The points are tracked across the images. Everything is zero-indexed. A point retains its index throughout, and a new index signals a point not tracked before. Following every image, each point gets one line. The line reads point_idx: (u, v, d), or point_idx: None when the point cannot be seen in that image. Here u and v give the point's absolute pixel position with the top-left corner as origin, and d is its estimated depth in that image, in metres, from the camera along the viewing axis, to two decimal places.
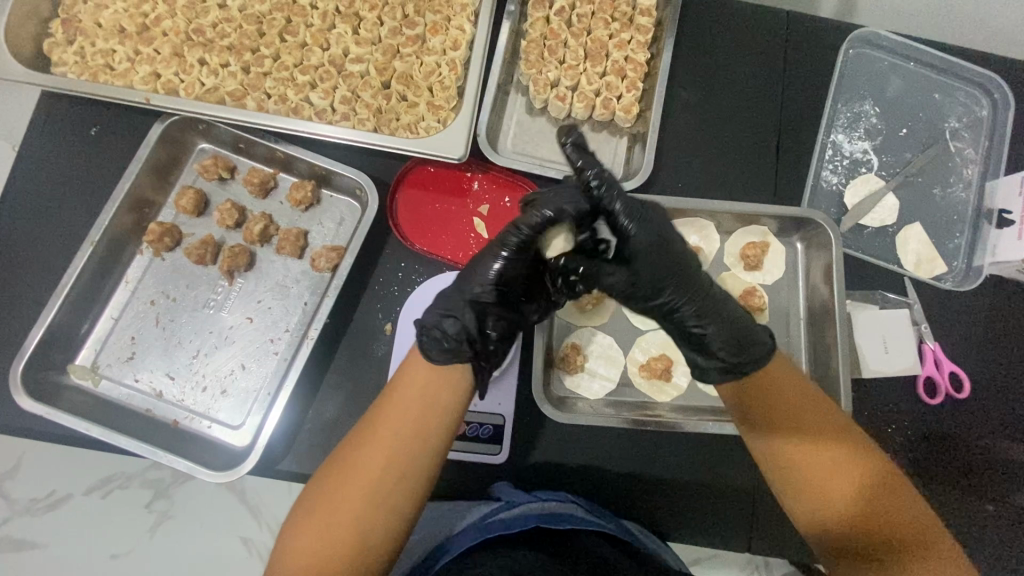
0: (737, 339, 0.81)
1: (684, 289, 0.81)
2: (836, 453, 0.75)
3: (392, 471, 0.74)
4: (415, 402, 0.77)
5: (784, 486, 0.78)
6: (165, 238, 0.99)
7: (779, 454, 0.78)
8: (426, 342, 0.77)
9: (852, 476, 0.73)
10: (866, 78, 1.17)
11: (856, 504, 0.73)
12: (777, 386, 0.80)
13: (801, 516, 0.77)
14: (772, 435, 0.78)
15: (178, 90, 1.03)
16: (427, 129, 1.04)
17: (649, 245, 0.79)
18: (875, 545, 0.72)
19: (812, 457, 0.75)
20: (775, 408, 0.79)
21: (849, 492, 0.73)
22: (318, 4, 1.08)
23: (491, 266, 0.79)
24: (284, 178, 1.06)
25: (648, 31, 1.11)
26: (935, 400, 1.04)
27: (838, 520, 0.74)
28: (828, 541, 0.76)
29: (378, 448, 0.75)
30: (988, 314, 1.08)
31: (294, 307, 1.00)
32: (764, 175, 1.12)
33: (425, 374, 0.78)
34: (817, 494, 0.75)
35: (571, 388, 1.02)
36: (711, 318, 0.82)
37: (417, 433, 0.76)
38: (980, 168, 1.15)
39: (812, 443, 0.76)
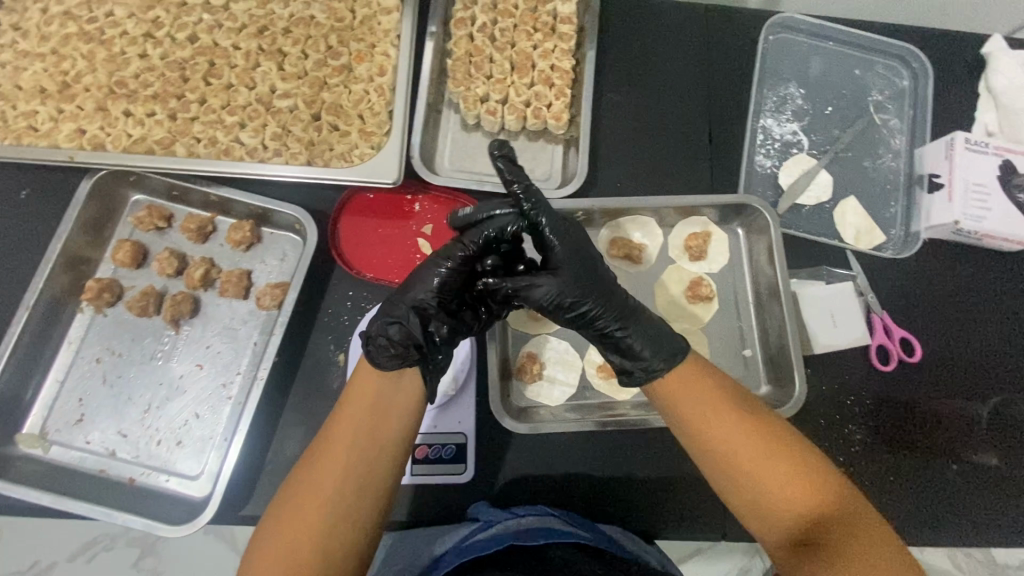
0: (658, 341, 0.83)
1: (603, 297, 0.84)
2: (771, 442, 0.76)
3: (351, 483, 0.74)
4: (367, 414, 0.77)
5: (727, 482, 0.77)
6: (105, 294, 0.97)
7: (713, 449, 0.78)
8: (373, 345, 0.78)
9: (790, 464, 0.74)
10: (788, 62, 1.20)
11: (796, 487, 0.73)
12: (706, 382, 0.81)
13: (749, 512, 0.76)
14: (710, 430, 0.78)
15: (105, 144, 1.02)
16: (362, 156, 1.04)
17: (570, 256, 0.82)
18: (818, 532, 0.72)
19: (750, 448, 0.76)
20: (709, 404, 0.79)
21: (782, 479, 0.74)
22: (240, 44, 1.08)
23: (433, 274, 0.81)
24: (223, 220, 1.05)
25: (570, 38, 1.12)
26: (890, 366, 1.05)
27: (781, 510, 0.74)
28: (776, 535, 0.74)
29: (335, 462, 0.74)
30: (931, 276, 1.11)
31: (244, 348, 0.99)
32: (700, 166, 1.14)
33: (376, 385, 0.79)
34: (763, 486, 0.74)
35: (531, 397, 1.02)
36: (633, 324, 0.84)
37: (372, 444, 0.76)
38: (907, 137, 1.18)
39: (748, 434, 0.77)
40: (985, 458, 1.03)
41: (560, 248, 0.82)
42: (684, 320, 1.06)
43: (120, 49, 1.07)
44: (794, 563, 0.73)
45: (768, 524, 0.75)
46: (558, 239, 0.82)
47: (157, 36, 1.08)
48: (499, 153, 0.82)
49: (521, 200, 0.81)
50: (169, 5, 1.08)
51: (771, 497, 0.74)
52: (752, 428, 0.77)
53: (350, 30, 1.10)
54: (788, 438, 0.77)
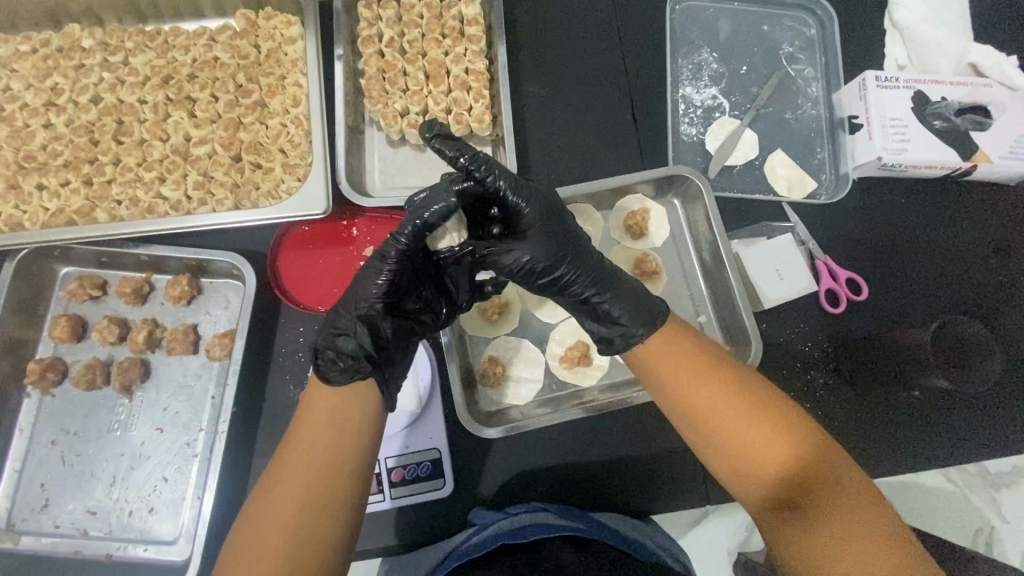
0: (636, 302, 0.83)
1: (574, 262, 0.83)
2: (760, 407, 0.74)
3: (318, 499, 0.70)
4: (325, 433, 0.72)
5: (713, 445, 0.75)
6: (48, 373, 0.95)
7: (694, 414, 0.76)
8: (319, 363, 0.74)
9: (768, 425, 0.73)
10: (698, 29, 1.22)
11: (776, 447, 0.72)
12: (682, 347, 0.80)
13: (735, 477, 0.75)
14: (697, 397, 0.76)
15: (22, 222, 0.99)
16: (289, 190, 1.03)
17: (535, 223, 0.82)
18: (806, 495, 0.70)
19: (738, 415, 0.74)
20: (695, 372, 0.77)
21: (763, 439, 0.72)
22: (147, 98, 1.06)
23: (375, 277, 0.78)
24: (159, 278, 1.03)
25: (480, 39, 1.12)
26: (840, 308, 1.09)
27: (768, 475, 0.72)
28: (763, 499, 0.73)
29: (298, 480, 0.70)
30: (866, 214, 1.14)
31: (203, 403, 0.97)
32: (628, 144, 1.15)
33: (330, 400, 0.74)
34: (745, 450, 0.73)
35: (499, 401, 1.01)
36: (607, 286, 0.84)
37: (339, 456, 0.72)
38: (823, 83, 1.21)
39: (725, 399, 0.75)
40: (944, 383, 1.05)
41: (525, 213, 0.81)
42: None
43: (23, 123, 1.04)
44: (782, 528, 0.71)
45: (754, 487, 0.73)
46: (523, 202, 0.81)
47: (59, 103, 1.05)
48: (432, 134, 0.81)
49: (471, 171, 0.78)
50: (65, 70, 1.05)
51: (755, 461, 0.73)
52: (729, 392, 0.75)
53: (256, 65, 1.09)
54: (780, 405, 0.75)
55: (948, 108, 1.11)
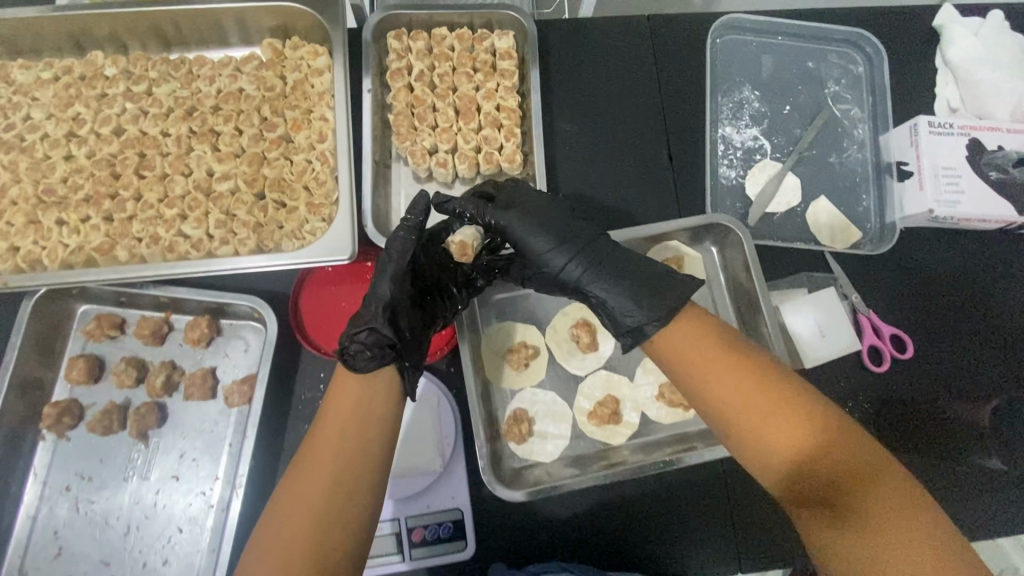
0: (645, 283, 0.80)
1: (568, 253, 0.83)
2: (779, 394, 0.68)
3: (340, 486, 0.70)
4: (354, 415, 0.75)
5: (731, 432, 0.70)
6: (64, 417, 0.93)
7: (714, 402, 0.71)
8: (349, 353, 0.76)
9: (794, 418, 0.66)
10: (738, 65, 1.17)
11: (805, 443, 0.65)
12: (701, 334, 0.74)
13: (762, 471, 0.69)
14: (710, 383, 0.71)
15: (41, 259, 0.96)
16: (313, 231, 1.00)
17: (516, 219, 0.84)
18: (835, 489, 0.63)
19: (754, 401, 0.68)
20: (710, 359, 0.72)
21: (788, 433, 0.66)
22: (170, 130, 1.03)
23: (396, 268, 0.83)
24: (178, 318, 1.00)
25: (512, 74, 1.08)
26: (883, 367, 1.04)
27: (784, 464, 0.66)
28: (796, 497, 0.66)
29: (321, 468, 0.70)
30: (914, 267, 1.08)
31: (220, 451, 0.95)
32: (664, 187, 1.10)
33: (357, 387, 0.77)
34: (769, 442, 0.67)
35: (526, 457, 0.96)
36: (605, 275, 0.81)
37: (359, 445, 0.73)
38: (870, 125, 1.16)
39: (745, 387, 0.69)
40: (1000, 464, 0.99)
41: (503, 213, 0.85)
42: None
43: (44, 154, 1.01)
44: (814, 529, 0.65)
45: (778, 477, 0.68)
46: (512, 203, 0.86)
47: (80, 134, 1.02)
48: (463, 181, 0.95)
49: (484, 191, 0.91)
50: (87, 99, 1.02)
51: (782, 455, 0.66)
52: (750, 380, 0.69)
53: (282, 97, 1.05)
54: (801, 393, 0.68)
55: (1006, 159, 1.05)
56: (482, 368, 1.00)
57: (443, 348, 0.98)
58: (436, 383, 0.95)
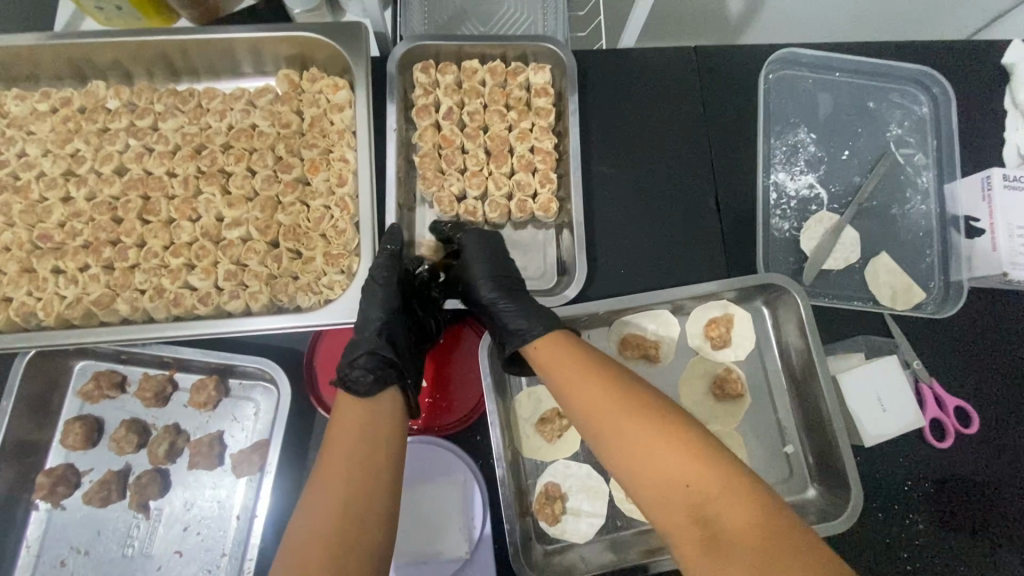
0: (534, 320, 0.79)
1: (492, 276, 0.84)
2: (645, 408, 0.67)
3: (356, 512, 0.64)
4: (360, 437, 0.69)
5: (600, 447, 0.68)
6: (59, 487, 0.86)
7: (589, 417, 0.69)
8: (350, 376, 0.72)
9: (656, 431, 0.65)
10: (794, 103, 1.07)
11: (665, 456, 0.63)
12: (578, 356, 0.74)
13: (633, 487, 0.65)
14: (577, 394, 0.70)
15: (36, 312, 0.88)
16: (331, 285, 0.90)
17: (471, 245, 0.88)
18: (700, 500, 0.61)
19: (615, 412, 0.67)
20: (577, 373, 0.71)
21: (650, 446, 0.64)
22: (176, 170, 0.95)
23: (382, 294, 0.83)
24: (183, 376, 0.93)
25: (549, 112, 0.99)
26: (946, 443, 0.95)
27: (650, 479, 0.63)
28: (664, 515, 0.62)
29: (336, 495, 0.64)
30: (980, 332, 1.00)
31: (226, 526, 0.87)
32: (711, 238, 1.01)
33: (359, 410, 0.72)
34: (637, 457, 0.64)
35: (557, 538, 0.89)
36: (514, 299, 0.82)
37: (371, 467, 0.67)
38: (935, 172, 1.06)
39: (611, 401, 0.68)
40: None
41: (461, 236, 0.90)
42: (714, 421, 0.96)
43: (40, 195, 0.93)
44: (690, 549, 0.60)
45: (653, 498, 0.63)
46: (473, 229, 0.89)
47: (80, 173, 0.94)
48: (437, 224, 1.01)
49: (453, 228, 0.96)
50: (88, 135, 0.95)
51: (647, 469, 0.63)
52: (618, 397, 0.68)
53: (299, 135, 0.97)
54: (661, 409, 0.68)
55: None
56: (512, 435, 0.93)
57: (473, 416, 0.91)
58: (465, 459, 0.88)
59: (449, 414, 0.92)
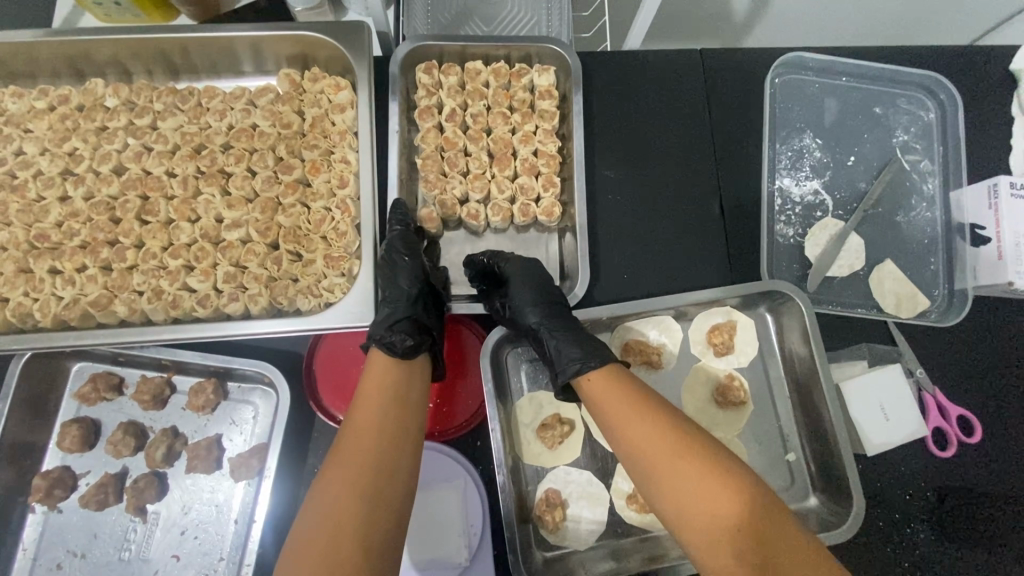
0: (587, 353, 0.79)
1: (538, 305, 0.84)
2: (698, 452, 0.69)
3: (385, 460, 0.68)
4: (389, 390, 0.74)
5: (651, 487, 0.70)
6: (56, 489, 0.85)
7: (637, 451, 0.71)
8: (391, 340, 0.77)
9: (708, 469, 0.67)
10: (800, 108, 1.07)
11: (717, 494, 0.65)
12: (628, 389, 0.76)
13: (680, 524, 0.67)
14: (630, 435, 0.72)
15: (33, 313, 0.86)
16: (331, 288, 0.89)
17: (513, 276, 0.87)
18: (754, 541, 0.63)
19: (668, 451, 0.69)
20: (631, 413, 0.73)
21: (701, 482, 0.66)
22: (175, 170, 0.94)
23: (411, 265, 0.86)
24: (181, 379, 0.92)
25: (553, 115, 0.98)
26: (949, 452, 0.95)
27: (700, 515, 0.65)
28: (713, 552, 0.64)
29: (369, 436, 0.69)
30: (984, 341, 0.99)
31: (224, 530, 0.86)
32: (715, 244, 1.00)
33: (388, 368, 0.77)
34: (687, 492, 0.66)
35: (557, 545, 0.88)
36: (561, 327, 0.83)
37: (401, 419, 0.72)
38: (941, 179, 1.05)
39: (662, 436, 0.70)
40: None
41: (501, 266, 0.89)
42: (716, 428, 0.95)
43: (37, 194, 0.92)
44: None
45: (704, 542, 0.65)
46: (514, 257, 0.89)
47: (77, 172, 0.93)
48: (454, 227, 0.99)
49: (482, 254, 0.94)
50: (85, 133, 0.94)
51: (698, 506, 0.66)
52: (670, 433, 0.71)
53: (299, 135, 0.96)
54: (713, 447, 0.70)
55: None
56: (512, 440, 0.92)
57: (473, 422, 0.91)
58: (465, 464, 0.87)
59: (450, 419, 0.91)
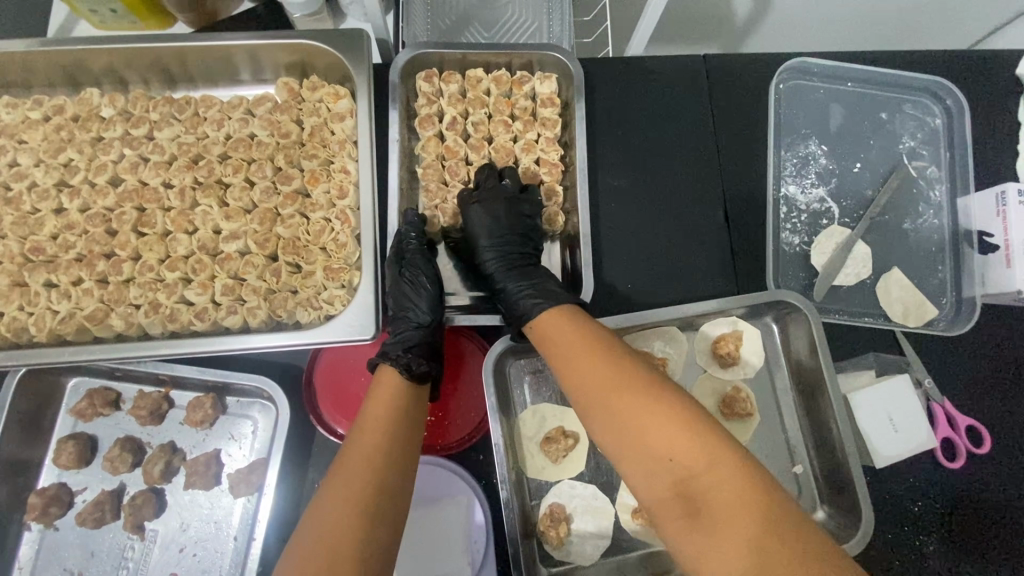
0: (535, 289, 0.81)
1: (495, 249, 0.88)
2: (634, 381, 0.65)
3: (384, 485, 0.65)
4: (391, 414, 0.72)
5: (590, 420, 0.68)
6: (52, 507, 0.83)
7: (573, 385, 0.69)
8: (407, 363, 0.77)
9: (634, 393, 0.64)
10: (805, 114, 1.05)
11: (641, 418, 0.62)
12: (572, 324, 0.75)
13: (614, 453, 0.64)
14: (573, 369, 0.70)
15: (28, 328, 0.85)
16: (331, 300, 0.88)
17: (471, 222, 0.90)
18: (683, 469, 0.58)
19: (597, 380, 0.67)
20: (575, 348, 0.71)
21: (625, 407, 0.63)
22: (172, 181, 0.92)
23: (427, 292, 0.86)
24: (179, 393, 0.91)
25: (555, 123, 0.97)
26: (958, 463, 0.93)
27: (628, 442, 0.62)
28: (643, 481, 0.61)
29: (369, 460, 0.66)
30: (992, 350, 0.98)
31: (223, 548, 0.84)
32: (720, 253, 0.99)
33: (392, 392, 0.75)
34: (614, 417, 0.64)
35: (562, 560, 0.87)
36: (520, 275, 0.85)
37: (399, 443, 0.70)
38: (948, 186, 1.04)
39: (592, 364, 0.68)
40: None
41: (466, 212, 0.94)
42: None
43: (32, 207, 0.91)
44: (667, 517, 0.58)
45: (638, 469, 0.61)
46: (476, 201, 0.91)
47: (72, 183, 0.92)
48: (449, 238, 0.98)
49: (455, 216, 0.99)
50: (81, 144, 0.92)
51: (624, 431, 0.63)
52: (602, 360, 0.68)
53: (298, 145, 0.94)
54: (648, 375, 0.66)
55: None
56: (515, 454, 0.90)
57: (476, 436, 0.90)
58: (467, 479, 0.86)
59: (451, 433, 0.90)
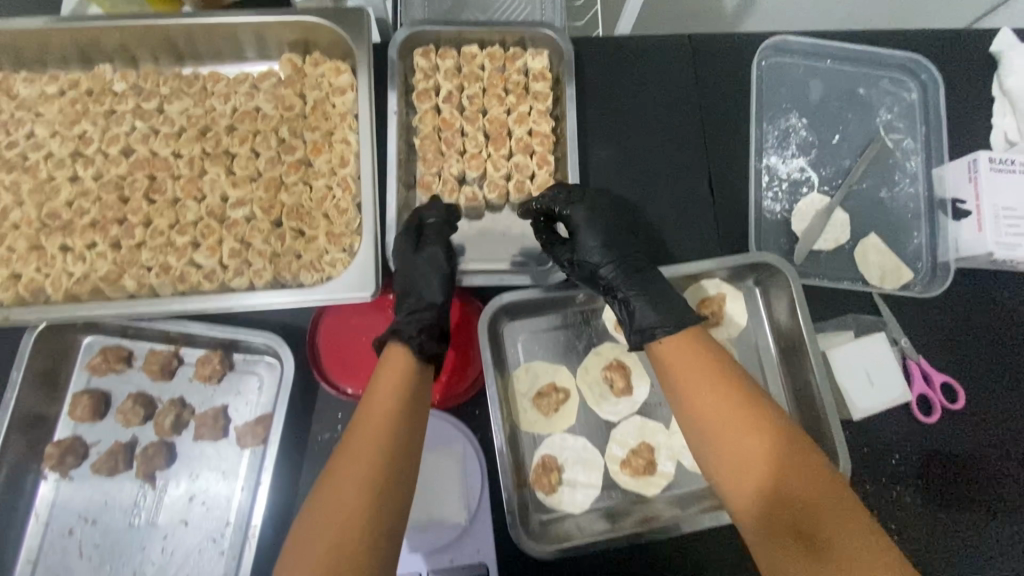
0: (663, 305, 0.80)
1: (609, 254, 0.86)
2: (762, 424, 0.68)
3: (393, 461, 0.67)
4: (398, 392, 0.72)
5: (710, 452, 0.70)
6: (68, 457, 0.88)
7: (699, 418, 0.71)
8: (422, 343, 0.77)
9: (761, 436, 0.67)
10: (786, 90, 1.10)
11: (770, 462, 0.65)
12: (696, 353, 0.75)
13: (733, 485, 0.68)
14: (699, 401, 0.71)
15: (45, 288, 0.90)
16: (333, 262, 0.92)
17: (581, 224, 0.87)
18: (803, 514, 0.62)
19: (727, 417, 0.69)
20: (705, 384, 0.71)
21: (757, 450, 0.66)
22: (182, 151, 0.97)
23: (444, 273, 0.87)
24: (188, 352, 0.95)
25: (546, 96, 1.02)
26: (934, 417, 0.97)
27: (752, 479, 0.66)
28: (760, 517, 0.65)
29: (378, 437, 0.67)
30: (966, 312, 1.02)
31: (231, 495, 0.89)
32: (705, 220, 1.04)
33: (399, 369, 0.74)
34: (738, 454, 0.67)
35: (554, 508, 0.91)
36: (637, 276, 0.85)
37: (408, 419, 0.71)
38: (923, 157, 1.09)
39: (720, 399, 0.70)
40: None
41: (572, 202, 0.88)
42: None
43: (48, 175, 0.96)
44: (779, 554, 0.63)
45: (754, 507, 0.66)
46: (579, 207, 0.87)
47: (87, 153, 0.97)
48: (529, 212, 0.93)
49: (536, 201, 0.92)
50: (95, 116, 0.97)
51: (753, 471, 0.66)
52: (729, 397, 0.70)
53: (301, 117, 0.99)
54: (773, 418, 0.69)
55: None
56: (509, 409, 0.95)
57: (471, 391, 0.94)
58: (463, 430, 0.90)
59: (449, 387, 0.94)
